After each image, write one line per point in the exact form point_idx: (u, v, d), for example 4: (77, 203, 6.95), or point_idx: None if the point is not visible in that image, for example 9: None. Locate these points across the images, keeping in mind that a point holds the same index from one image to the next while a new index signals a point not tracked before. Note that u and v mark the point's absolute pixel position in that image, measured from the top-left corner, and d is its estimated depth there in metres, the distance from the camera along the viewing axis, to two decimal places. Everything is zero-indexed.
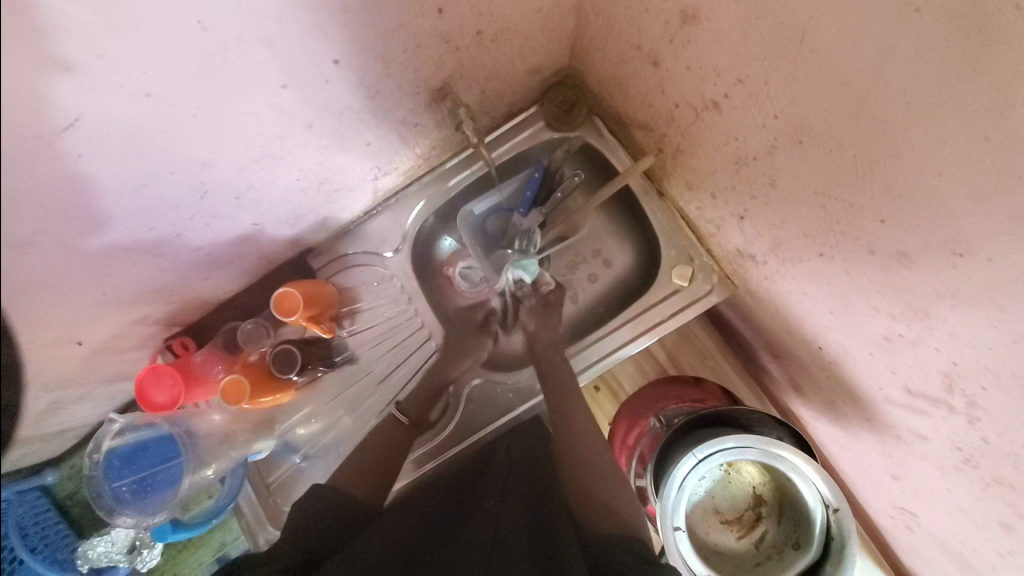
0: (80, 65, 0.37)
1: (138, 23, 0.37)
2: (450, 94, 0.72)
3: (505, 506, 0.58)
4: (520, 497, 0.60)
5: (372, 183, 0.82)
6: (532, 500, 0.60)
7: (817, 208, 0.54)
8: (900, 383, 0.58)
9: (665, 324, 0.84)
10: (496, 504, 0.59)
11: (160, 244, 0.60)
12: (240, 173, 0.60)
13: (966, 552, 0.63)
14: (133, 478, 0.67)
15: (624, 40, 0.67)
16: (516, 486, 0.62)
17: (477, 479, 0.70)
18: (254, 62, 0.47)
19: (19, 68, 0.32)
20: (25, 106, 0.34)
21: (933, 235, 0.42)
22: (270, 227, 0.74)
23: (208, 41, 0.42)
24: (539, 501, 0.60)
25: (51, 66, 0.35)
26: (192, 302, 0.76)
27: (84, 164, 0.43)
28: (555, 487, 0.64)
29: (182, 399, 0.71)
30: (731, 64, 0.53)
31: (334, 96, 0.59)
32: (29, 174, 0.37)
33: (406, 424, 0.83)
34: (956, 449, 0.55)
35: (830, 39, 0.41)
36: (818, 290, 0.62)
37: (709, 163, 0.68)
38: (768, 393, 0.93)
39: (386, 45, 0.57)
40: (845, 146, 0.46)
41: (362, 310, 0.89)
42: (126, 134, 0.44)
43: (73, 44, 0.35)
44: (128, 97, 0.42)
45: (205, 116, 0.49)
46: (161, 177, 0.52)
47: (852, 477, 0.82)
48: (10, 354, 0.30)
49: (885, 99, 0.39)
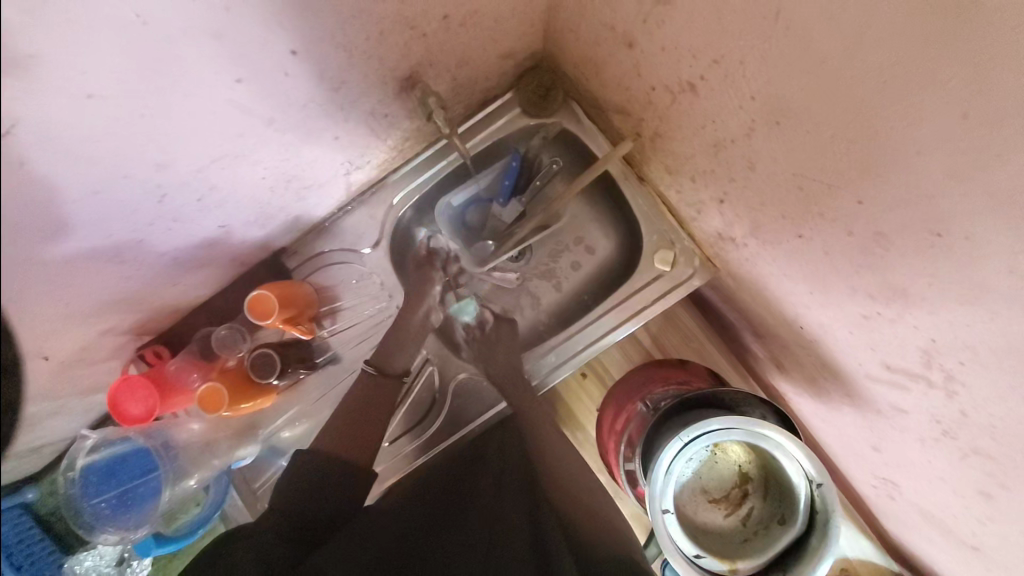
0: (22, 67, 0.34)
1: (71, 17, 0.34)
2: (419, 82, 0.69)
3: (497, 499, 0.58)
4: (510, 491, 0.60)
5: (344, 178, 0.79)
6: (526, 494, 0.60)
7: (796, 189, 0.53)
8: (880, 360, 0.59)
9: (647, 309, 0.84)
10: (488, 498, 0.59)
11: (121, 252, 0.57)
12: (200, 174, 0.57)
13: (945, 517, 0.65)
14: (115, 492, 0.65)
15: (597, 21, 0.64)
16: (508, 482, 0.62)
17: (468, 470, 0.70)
18: (204, 56, 0.44)
19: None
20: None
21: (912, 214, 0.41)
22: (239, 228, 0.72)
23: (151, 36, 0.39)
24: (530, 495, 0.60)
25: None
26: (162, 310, 0.73)
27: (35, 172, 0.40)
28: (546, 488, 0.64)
29: (157, 411, 0.69)
30: (706, 45, 0.52)
31: (296, 89, 0.56)
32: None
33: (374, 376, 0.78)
34: (935, 422, 0.56)
35: (806, 17, 0.40)
36: (798, 271, 0.62)
37: (687, 147, 0.67)
38: (751, 372, 0.94)
39: (347, 33, 0.54)
40: (823, 127, 0.45)
41: (342, 309, 0.87)
42: (70, 136, 0.41)
43: (17, 42, 0.32)
44: (70, 99, 0.39)
45: (156, 115, 0.46)
46: (115, 182, 0.49)
47: (834, 449, 0.83)
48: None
49: (862, 77, 0.38)
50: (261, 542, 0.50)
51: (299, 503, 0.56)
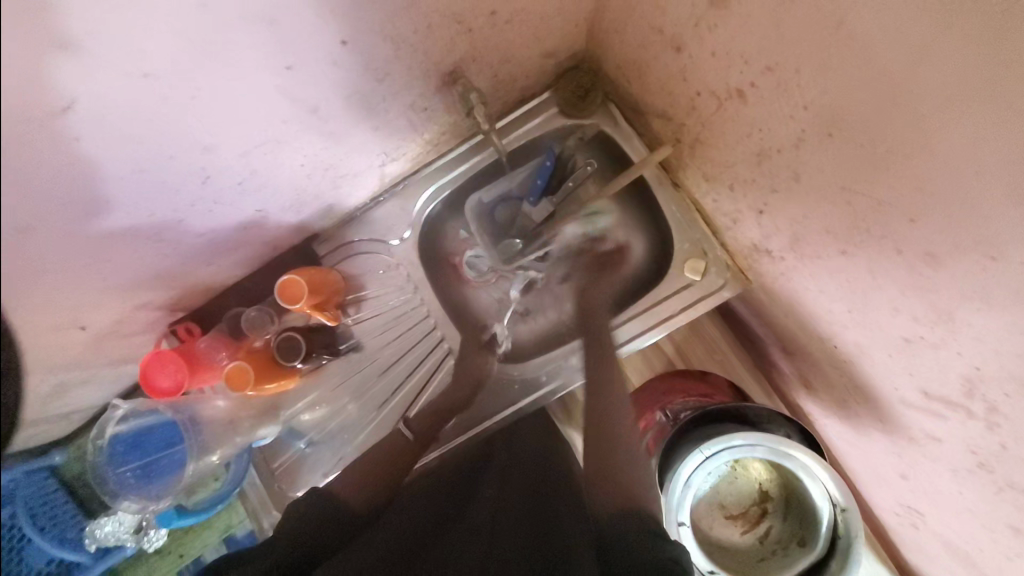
0: (77, 43, 0.35)
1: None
2: (460, 77, 0.69)
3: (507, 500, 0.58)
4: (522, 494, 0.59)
5: (379, 169, 0.80)
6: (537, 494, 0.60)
7: (841, 204, 0.52)
8: (917, 386, 0.57)
9: (673, 319, 0.83)
10: (495, 495, 0.60)
11: (161, 230, 0.58)
12: (243, 157, 0.58)
13: (973, 554, 0.62)
14: (138, 463, 0.69)
15: (644, 22, 0.64)
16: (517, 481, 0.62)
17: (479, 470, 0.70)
18: (256, 42, 0.45)
19: (22, 48, 0.31)
20: (32, 90, 0.33)
21: (967, 236, 0.40)
22: (275, 213, 0.73)
23: (208, 18, 0.40)
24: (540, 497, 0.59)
25: (49, 43, 0.33)
26: (196, 287, 0.75)
27: (83, 146, 0.41)
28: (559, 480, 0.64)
29: (186, 385, 0.71)
30: (760, 51, 0.50)
31: (342, 78, 0.57)
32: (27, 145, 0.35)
33: (411, 440, 0.76)
34: (971, 454, 0.54)
35: (871, 29, 0.38)
36: (835, 287, 0.60)
37: (729, 155, 0.66)
38: (776, 388, 0.92)
39: (396, 25, 0.54)
40: (878, 142, 0.43)
41: (367, 298, 0.88)
42: (123, 119, 0.42)
43: (78, 16, 0.33)
44: (126, 78, 0.40)
45: (206, 97, 0.47)
46: (161, 162, 0.50)
47: (860, 474, 0.81)
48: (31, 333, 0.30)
49: (924, 95, 0.37)
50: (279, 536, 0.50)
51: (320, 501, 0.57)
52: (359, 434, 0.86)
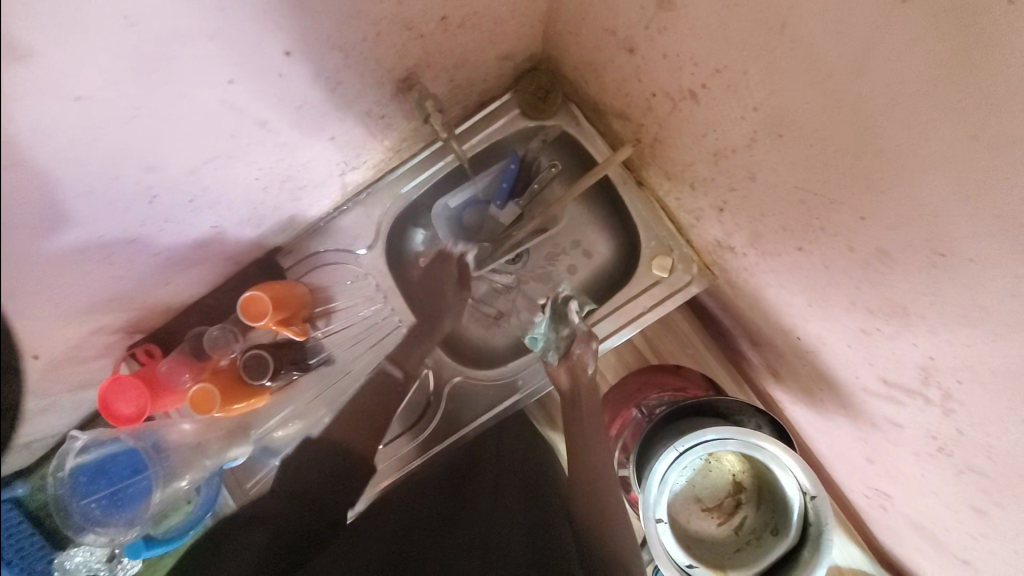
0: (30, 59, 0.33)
1: (61, 20, 0.33)
2: (416, 83, 0.68)
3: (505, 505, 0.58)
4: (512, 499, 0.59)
5: (339, 178, 0.79)
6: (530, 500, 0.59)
7: (796, 202, 0.52)
8: (876, 375, 0.58)
9: (645, 316, 0.84)
10: (491, 503, 0.58)
11: (110, 252, 0.55)
12: (191, 175, 0.56)
13: (938, 531, 0.64)
14: (105, 492, 0.64)
15: (597, 24, 0.63)
16: (508, 488, 0.62)
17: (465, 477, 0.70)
18: (194, 59, 0.43)
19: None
20: None
21: (916, 234, 0.41)
22: (232, 228, 0.70)
23: (143, 36, 0.38)
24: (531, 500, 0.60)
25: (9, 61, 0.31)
26: (153, 309, 0.72)
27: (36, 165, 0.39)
28: (547, 489, 0.63)
29: (149, 410, 0.68)
30: (707, 54, 0.50)
31: (290, 89, 0.55)
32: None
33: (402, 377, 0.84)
34: (931, 438, 0.55)
35: (812, 32, 0.39)
36: (795, 281, 0.61)
37: (687, 155, 0.66)
38: (747, 379, 0.94)
39: (343, 35, 0.53)
40: (826, 142, 0.44)
41: (336, 310, 0.86)
42: (86, 138, 0.42)
43: (27, 29, 0.31)
44: (58, 103, 0.37)
45: (146, 117, 0.45)
46: (107, 181, 0.47)
47: (829, 459, 0.83)
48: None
49: (869, 94, 0.37)
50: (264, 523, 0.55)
51: (305, 490, 0.61)
52: None
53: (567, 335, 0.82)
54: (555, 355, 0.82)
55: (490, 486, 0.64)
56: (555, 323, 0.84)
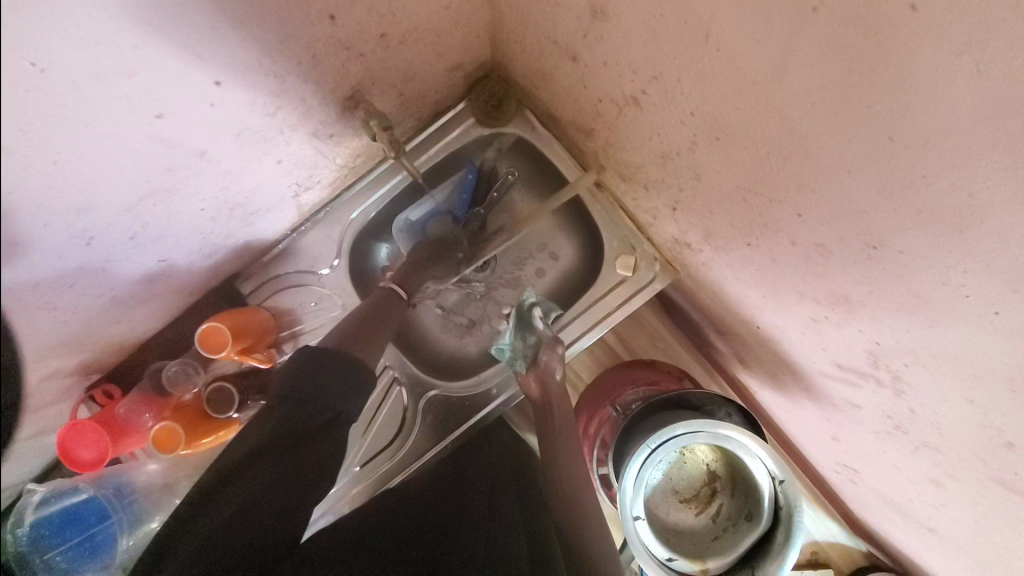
0: None
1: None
2: (362, 101, 0.67)
3: (494, 519, 0.59)
4: (506, 514, 0.61)
5: (293, 200, 0.77)
6: (522, 511, 0.62)
7: (739, 201, 0.53)
8: (832, 360, 0.60)
9: (612, 315, 0.86)
10: (484, 517, 0.60)
11: (56, 299, 0.51)
12: (129, 212, 0.54)
13: (902, 501, 0.67)
14: (72, 542, 0.62)
15: (539, 33, 0.63)
16: (504, 503, 0.64)
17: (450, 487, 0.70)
18: (117, 97, 0.42)
19: None
20: None
21: (848, 229, 0.42)
22: (183, 259, 0.68)
23: (52, 81, 0.36)
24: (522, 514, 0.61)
25: None
26: (106, 350, 0.69)
27: None
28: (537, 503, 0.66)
29: (110, 453, 0.66)
30: (644, 63, 0.51)
31: (228, 117, 0.54)
32: None
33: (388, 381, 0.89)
34: (887, 417, 0.57)
35: (733, 41, 0.39)
36: (749, 275, 0.63)
37: (637, 156, 0.67)
38: (717, 368, 0.96)
39: (276, 60, 0.52)
40: (758, 144, 0.45)
41: (303, 332, 0.86)
42: (36, 164, 0.38)
43: None
44: None
45: (70, 160, 0.42)
46: (44, 232, 0.43)
47: (799, 438, 0.85)
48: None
49: (790, 98, 0.38)
50: (245, 495, 0.49)
51: (291, 439, 0.54)
52: None
53: (532, 343, 0.84)
54: (522, 363, 0.84)
55: (481, 502, 0.64)
56: (521, 330, 0.86)
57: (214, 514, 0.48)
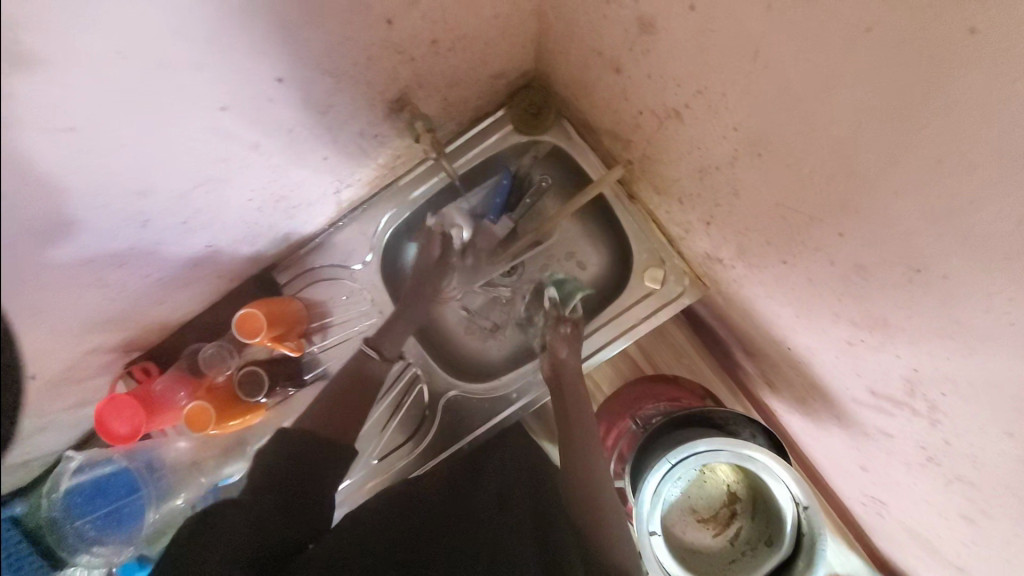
0: (30, 58, 0.33)
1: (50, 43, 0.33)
2: (408, 103, 0.69)
3: (506, 523, 0.58)
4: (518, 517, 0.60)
5: (333, 196, 0.80)
6: (532, 510, 0.63)
7: (778, 218, 0.53)
8: (865, 386, 0.58)
9: (638, 327, 0.85)
10: (496, 521, 0.59)
11: (101, 276, 0.54)
12: (181, 200, 0.56)
13: (931, 538, 0.65)
14: (99, 513, 0.63)
15: (584, 44, 0.65)
16: (517, 505, 0.63)
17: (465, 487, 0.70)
18: (187, 88, 0.44)
19: None
20: None
21: (890, 251, 0.41)
22: (227, 246, 0.71)
23: (130, 68, 0.39)
24: (535, 519, 0.60)
25: None
26: (149, 328, 0.72)
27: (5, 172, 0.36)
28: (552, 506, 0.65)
29: (144, 429, 0.68)
30: (690, 77, 0.52)
31: (284, 113, 0.56)
32: None
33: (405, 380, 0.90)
34: (920, 448, 0.56)
35: (783, 59, 0.40)
36: (783, 294, 0.62)
37: (674, 170, 0.67)
38: (741, 388, 0.94)
39: (334, 60, 0.54)
40: (802, 162, 0.45)
41: (332, 324, 0.88)
42: (96, 146, 0.42)
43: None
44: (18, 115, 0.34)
45: (134, 146, 0.45)
46: (96, 212, 0.47)
47: (824, 465, 0.83)
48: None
49: (838, 117, 0.38)
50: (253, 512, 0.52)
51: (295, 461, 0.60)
52: None
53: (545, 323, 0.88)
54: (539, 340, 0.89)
55: (494, 502, 0.64)
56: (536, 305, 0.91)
57: (219, 532, 0.49)
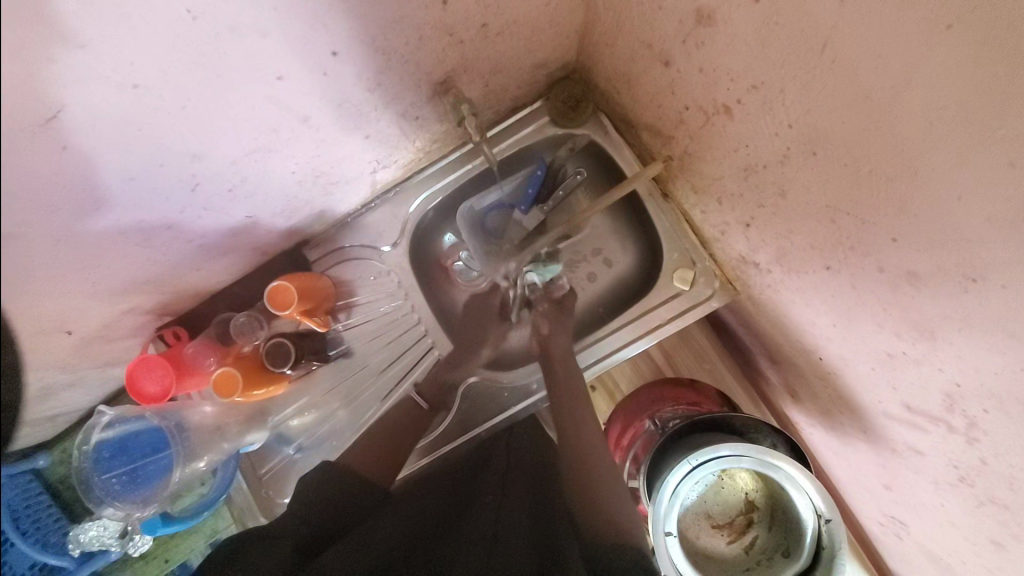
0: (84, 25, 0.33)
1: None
2: (453, 87, 0.70)
3: (506, 499, 0.59)
4: (519, 493, 0.60)
5: (370, 176, 0.81)
6: (533, 493, 0.61)
7: (827, 221, 0.52)
8: (900, 400, 0.57)
9: (662, 327, 0.84)
10: (498, 498, 0.59)
11: (150, 235, 0.56)
12: (233, 166, 0.58)
13: (954, 563, 0.63)
14: (125, 468, 0.66)
15: (634, 36, 0.64)
16: (516, 482, 0.63)
17: (477, 474, 0.70)
18: (250, 54, 0.45)
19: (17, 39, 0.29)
20: (28, 94, 0.32)
21: (946, 257, 0.40)
22: (265, 218, 0.72)
23: (200, 32, 0.40)
24: (538, 497, 0.60)
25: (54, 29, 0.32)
26: (184, 293, 0.74)
27: (65, 123, 0.37)
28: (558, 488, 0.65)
29: (173, 391, 0.70)
30: (746, 71, 0.51)
31: (335, 86, 0.57)
32: (26, 152, 0.35)
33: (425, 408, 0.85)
34: (952, 467, 0.54)
35: (851, 53, 0.39)
36: (822, 303, 0.61)
37: (716, 168, 0.66)
38: (763, 398, 0.93)
39: (388, 38, 0.54)
40: (861, 161, 0.44)
41: (358, 303, 0.88)
42: (161, 105, 0.43)
43: None
44: (75, 61, 0.35)
45: (196, 109, 0.46)
46: (152, 168, 0.48)
47: (844, 483, 0.82)
48: (8, 343, 0.29)
49: (906, 117, 0.37)
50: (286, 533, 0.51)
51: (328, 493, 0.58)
52: (352, 436, 0.86)
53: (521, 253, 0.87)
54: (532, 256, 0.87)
55: (497, 481, 0.64)
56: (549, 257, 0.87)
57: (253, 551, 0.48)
